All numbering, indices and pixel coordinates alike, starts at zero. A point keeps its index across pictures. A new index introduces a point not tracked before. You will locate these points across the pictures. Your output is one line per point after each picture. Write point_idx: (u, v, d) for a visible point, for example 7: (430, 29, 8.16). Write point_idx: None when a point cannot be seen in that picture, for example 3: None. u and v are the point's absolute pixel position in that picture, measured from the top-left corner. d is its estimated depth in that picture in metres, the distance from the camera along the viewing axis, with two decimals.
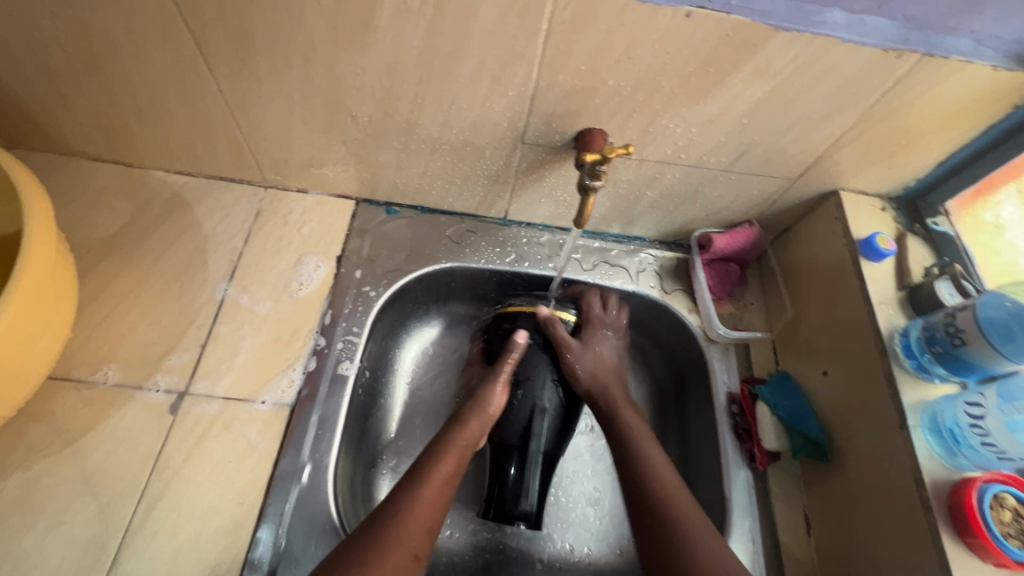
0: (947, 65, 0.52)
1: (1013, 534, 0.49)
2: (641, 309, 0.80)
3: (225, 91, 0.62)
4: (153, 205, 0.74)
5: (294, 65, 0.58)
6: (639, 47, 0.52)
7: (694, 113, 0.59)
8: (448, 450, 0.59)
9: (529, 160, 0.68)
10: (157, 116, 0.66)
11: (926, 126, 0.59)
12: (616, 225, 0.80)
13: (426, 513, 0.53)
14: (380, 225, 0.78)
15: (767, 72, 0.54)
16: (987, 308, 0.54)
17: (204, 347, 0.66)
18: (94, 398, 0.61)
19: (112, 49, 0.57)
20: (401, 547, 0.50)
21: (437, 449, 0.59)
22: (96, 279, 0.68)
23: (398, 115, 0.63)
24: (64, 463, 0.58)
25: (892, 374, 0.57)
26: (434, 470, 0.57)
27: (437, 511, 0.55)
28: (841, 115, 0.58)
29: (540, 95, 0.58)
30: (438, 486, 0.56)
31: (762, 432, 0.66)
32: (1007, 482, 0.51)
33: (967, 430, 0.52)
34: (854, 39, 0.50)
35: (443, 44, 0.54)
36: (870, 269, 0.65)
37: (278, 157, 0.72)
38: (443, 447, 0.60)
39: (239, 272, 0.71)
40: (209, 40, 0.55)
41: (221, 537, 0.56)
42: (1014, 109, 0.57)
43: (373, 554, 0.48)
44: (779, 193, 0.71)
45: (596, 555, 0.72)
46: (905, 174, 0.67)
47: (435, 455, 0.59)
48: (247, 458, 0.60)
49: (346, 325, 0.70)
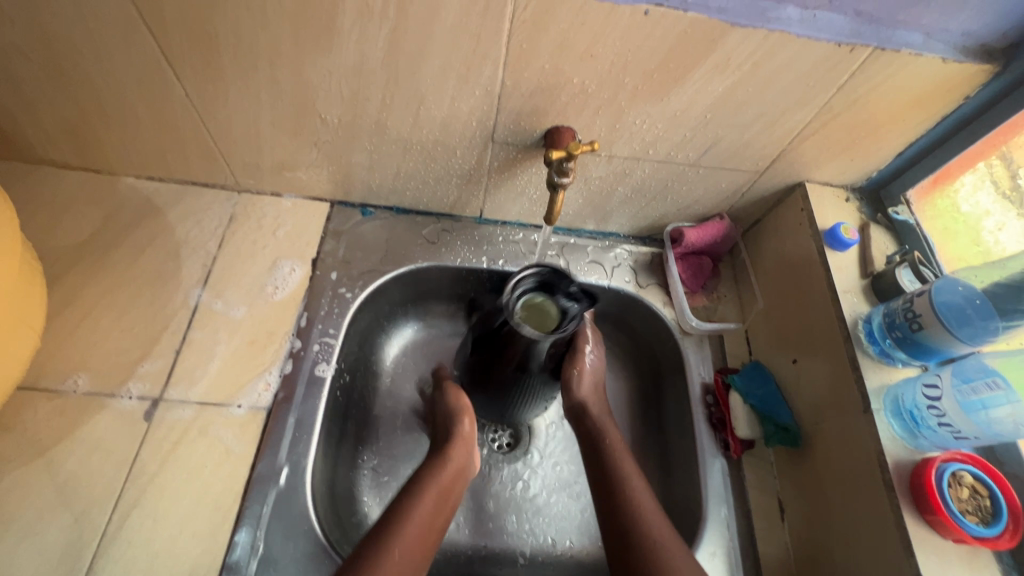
0: (898, 58, 0.53)
1: (970, 510, 0.51)
2: (618, 304, 0.81)
3: (192, 95, 0.61)
4: (124, 211, 0.73)
5: (261, 69, 0.58)
6: (600, 45, 0.53)
7: (658, 109, 0.60)
8: (429, 486, 0.58)
9: (501, 159, 0.69)
10: (124, 121, 0.65)
11: (883, 117, 0.61)
12: (590, 221, 0.81)
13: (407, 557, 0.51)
14: (355, 227, 0.78)
15: (727, 67, 0.55)
16: (942, 292, 0.56)
17: (178, 352, 0.66)
18: (65, 407, 0.61)
19: (75, 54, 0.57)
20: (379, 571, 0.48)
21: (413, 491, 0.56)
22: (66, 287, 0.67)
23: (367, 116, 0.63)
24: (36, 474, 0.57)
25: (856, 359, 0.59)
26: (412, 513, 0.54)
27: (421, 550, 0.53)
28: (801, 108, 0.59)
29: (507, 94, 0.59)
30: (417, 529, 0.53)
31: (735, 421, 0.68)
32: (965, 461, 0.53)
33: (925, 411, 0.53)
34: (808, 34, 0.51)
35: (407, 45, 0.54)
36: (835, 259, 0.67)
37: (250, 161, 0.72)
38: (422, 484, 0.58)
39: (213, 277, 0.71)
40: (173, 44, 0.55)
41: (197, 541, 0.56)
42: (966, 99, 0.59)
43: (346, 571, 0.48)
44: (747, 186, 0.72)
45: (577, 548, 0.73)
46: (867, 165, 0.69)
47: (415, 492, 0.57)
48: (223, 463, 0.60)
49: (322, 327, 0.70)
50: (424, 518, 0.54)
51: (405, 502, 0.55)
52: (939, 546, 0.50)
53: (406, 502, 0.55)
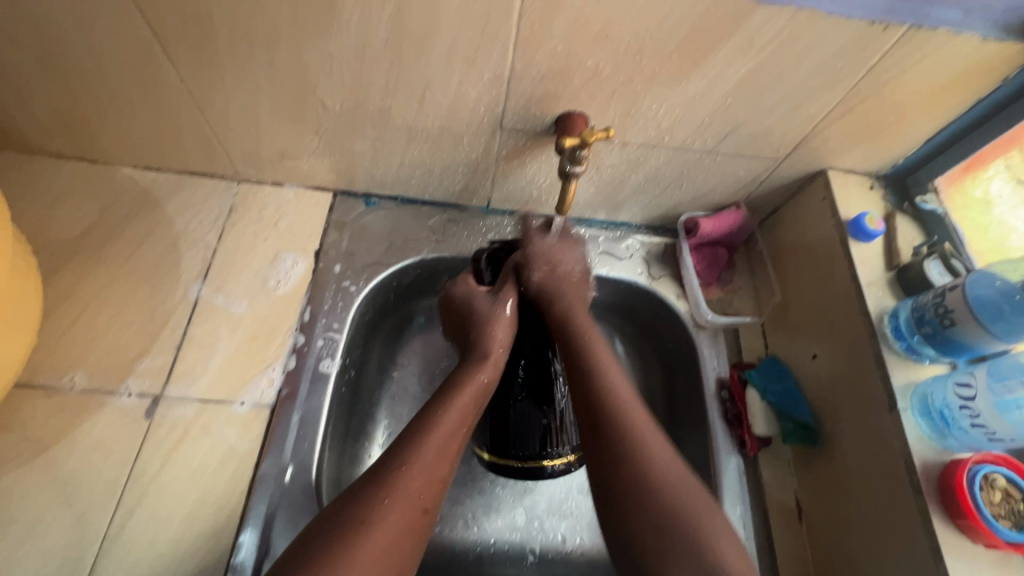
0: (935, 37, 0.50)
1: (1003, 515, 0.49)
2: (629, 296, 0.79)
3: (187, 81, 0.59)
4: (120, 203, 0.71)
5: (258, 52, 0.55)
6: (616, 25, 0.50)
7: (676, 94, 0.57)
8: (466, 387, 0.54)
9: (509, 147, 0.66)
10: (118, 109, 0.63)
11: (914, 101, 0.57)
12: (602, 211, 0.78)
13: (421, 485, 0.46)
14: (359, 218, 0.76)
15: (751, 48, 0.52)
16: (976, 286, 0.53)
17: (179, 348, 0.64)
18: (65, 405, 0.59)
19: (63, 37, 0.54)
20: (406, 501, 0.45)
21: (444, 397, 0.53)
22: (63, 282, 0.66)
23: (370, 102, 0.60)
24: (35, 474, 0.56)
25: (881, 357, 0.57)
26: (441, 420, 0.51)
27: (451, 457, 0.50)
28: (828, 92, 0.56)
29: (517, 78, 0.56)
30: (449, 433, 0.50)
31: (752, 418, 0.65)
32: (997, 463, 0.51)
33: (957, 412, 0.51)
34: (839, 12, 0.48)
35: (412, 27, 0.51)
36: (859, 250, 0.64)
37: (249, 150, 0.69)
38: (456, 388, 0.54)
39: (213, 271, 0.69)
40: (166, 26, 0.52)
41: (202, 542, 0.55)
42: (1004, 82, 0.55)
43: (373, 510, 0.43)
44: (766, 173, 0.69)
45: (588, 545, 0.71)
46: (893, 151, 0.66)
47: (450, 396, 0.53)
48: (227, 462, 0.59)
49: (325, 322, 0.68)
50: (458, 424, 0.51)
51: (436, 405, 0.52)
52: (969, 551, 0.49)
53: (441, 406, 0.52)
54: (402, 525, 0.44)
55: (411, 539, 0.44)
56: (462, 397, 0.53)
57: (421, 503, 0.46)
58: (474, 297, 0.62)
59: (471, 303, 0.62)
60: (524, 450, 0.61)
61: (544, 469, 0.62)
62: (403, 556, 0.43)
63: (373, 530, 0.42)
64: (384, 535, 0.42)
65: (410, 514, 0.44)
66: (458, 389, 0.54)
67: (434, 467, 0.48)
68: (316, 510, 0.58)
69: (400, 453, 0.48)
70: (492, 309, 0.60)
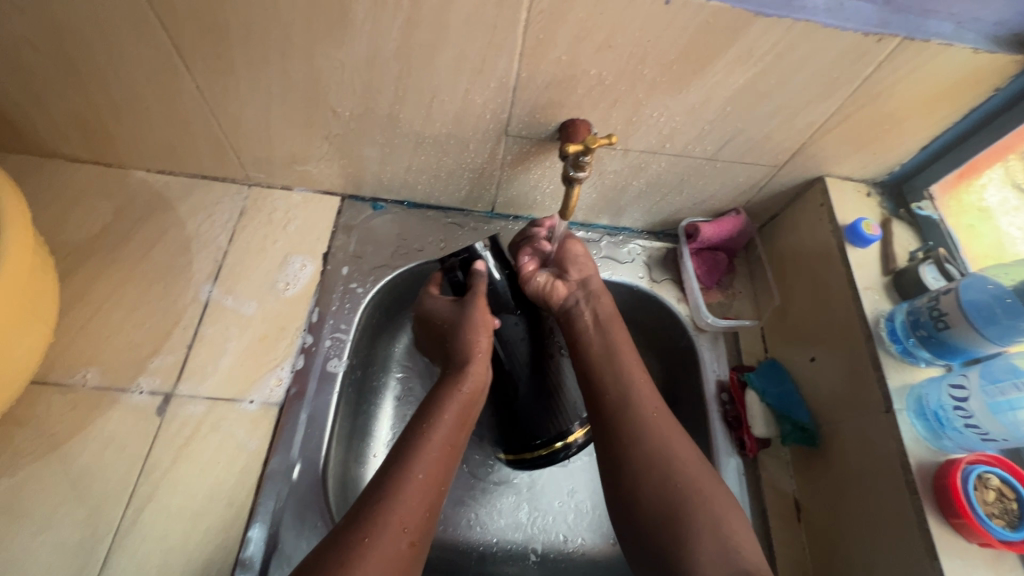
0: (928, 48, 0.52)
1: (997, 514, 0.50)
2: (630, 300, 0.80)
3: (203, 87, 0.61)
4: (134, 205, 0.73)
5: (272, 60, 0.57)
6: (618, 36, 0.52)
7: (677, 102, 0.59)
8: (447, 405, 0.56)
9: (514, 152, 0.68)
10: (135, 114, 0.65)
11: (907, 110, 0.59)
12: (604, 216, 0.80)
13: (408, 511, 0.48)
14: (366, 221, 0.78)
15: (749, 58, 0.53)
16: (970, 290, 0.54)
17: (190, 347, 0.65)
18: (78, 401, 0.61)
19: (84, 45, 0.56)
20: (395, 530, 0.46)
21: (428, 419, 0.54)
22: (78, 282, 0.67)
23: (380, 109, 0.62)
24: (50, 468, 0.57)
25: (878, 359, 0.58)
26: (425, 448, 0.52)
27: (437, 487, 0.51)
28: (824, 101, 0.58)
29: (522, 86, 0.58)
30: (434, 458, 0.52)
31: (752, 419, 0.67)
32: (991, 463, 0.52)
33: (951, 412, 0.52)
34: (833, 24, 0.50)
35: (421, 36, 0.53)
36: (856, 255, 0.65)
37: (260, 155, 0.71)
38: (436, 410, 0.56)
39: (224, 273, 0.71)
40: (184, 35, 0.54)
41: (211, 537, 0.56)
42: (996, 92, 0.57)
43: (357, 548, 0.44)
44: (766, 179, 0.71)
45: (589, 545, 0.72)
46: (890, 159, 0.67)
47: (432, 418, 0.55)
48: (236, 459, 0.60)
49: (333, 323, 0.70)
50: (441, 449, 0.53)
51: (420, 429, 0.54)
52: (964, 550, 0.49)
53: (424, 425, 0.54)
54: (392, 551, 0.45)
55: (403, 565, 0.45)
56: (442, 422, 0.55)
57: (407, 536, 0.46)
58: (443, 310, 0.65)
59: (441, 315, 0.65)
60: (531, 441, 0.64)
61: (558, 453, 0.64)
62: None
63: (363, 565, 0.43)
64: (376, 564, 0.43)
65: (398, 546, 0.45)
66: (440, 406, 0.56)
67: (423, 495, 0.49)
68: (324, 515, 0.59)
69: (387, 484, 0.49)
70: (464, 312, 0.63)
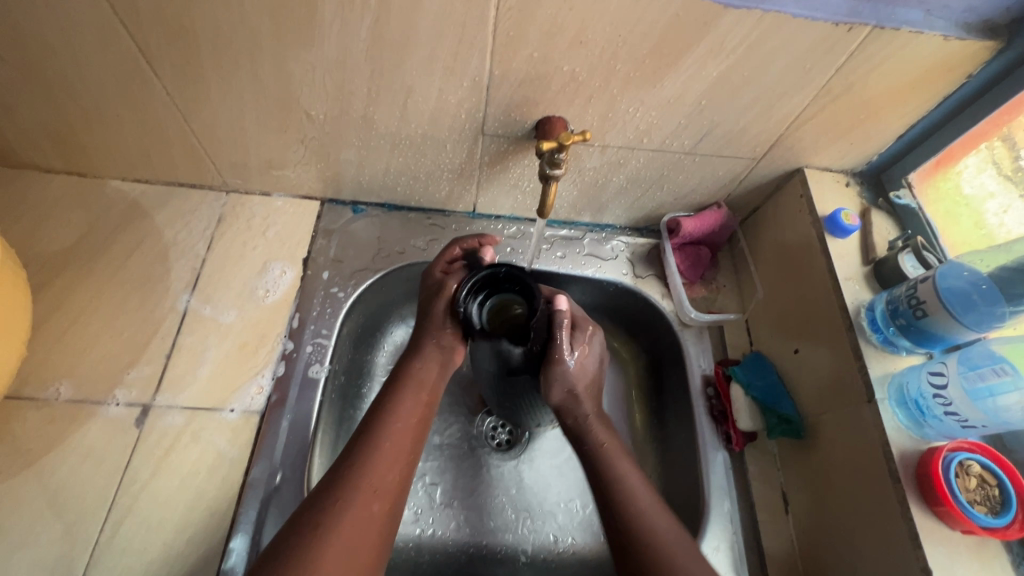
0: (898, 37, 0.52)
1: (979, 501, 0.50)
2: (615, 297, 0.80)
3: (173, 94, 0.60)
4: (109, 215, 0.72)
5: (242, 65, 0.56)
6: (589, 31, 0.51)
7: (652, 97, 0.58)
8: (409, 385, 0.57)
9: (491, 152, 0.67)
10: (106, 123, 0.64)
11: (883, 99, 0.59)
12: (586, 214, 0.79)
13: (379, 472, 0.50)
14: (347, 225, 0.77)
15: (721, 51, 0.53)
16: (946, 278, 0.54)
17: (169, 357, 0.65)
18: (55, 415, 0.60)
19: (49, 52, 0.55)
20: (368, 499, 0.48)
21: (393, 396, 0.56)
22: (53, 294, 0.66)
23: (354, 111, 0.62)
24: (26, 484, 0.56)
25: (859, 348, 0.58)
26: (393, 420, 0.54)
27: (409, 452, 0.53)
28: (799, 92, 0.58)
29: (495, 85, 0.57)
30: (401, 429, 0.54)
31: (736, 413, 0.66)
32: (972, 450, 0.52)
33: (931, 400, 0.52)
34: (804, 15, 0.49)
35: (390, 36, 0.52)
36: (836, 245, 0.65)
37: (236, 160, 0.70)
38: (387, 413, 0.54)
39: (202, 282, 0.70)
40: (150, 41, 0.54)
41: (193, 548, 0.56)
42: (968, 78, 0.57)
43: (329, 516, 0.46)
44: (745, 173, 0.71)
45: (580, 545, 0.72)
46: (867, 148, 0.67)
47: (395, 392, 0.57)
48: (217, 468, 0.59)
49: (314, 328, 0.69)
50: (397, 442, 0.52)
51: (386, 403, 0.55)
52: (947, 538, 0.49)
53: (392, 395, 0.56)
54: (361, 517, 0.47)
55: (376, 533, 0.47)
56: (395, 418, 0.54)
57: (379, 500, 0.48)
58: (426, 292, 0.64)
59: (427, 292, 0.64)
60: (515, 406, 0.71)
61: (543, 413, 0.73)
62: (372, 550, 0.46)
63: (336, 531, 0.45)
64: (345, 534, 0.45)
65: (370, 510, 0.47)
66: (400, 388, 0.57)
67: (392, 463, 0.51)
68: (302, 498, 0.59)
69: (336, 483, 0.48)
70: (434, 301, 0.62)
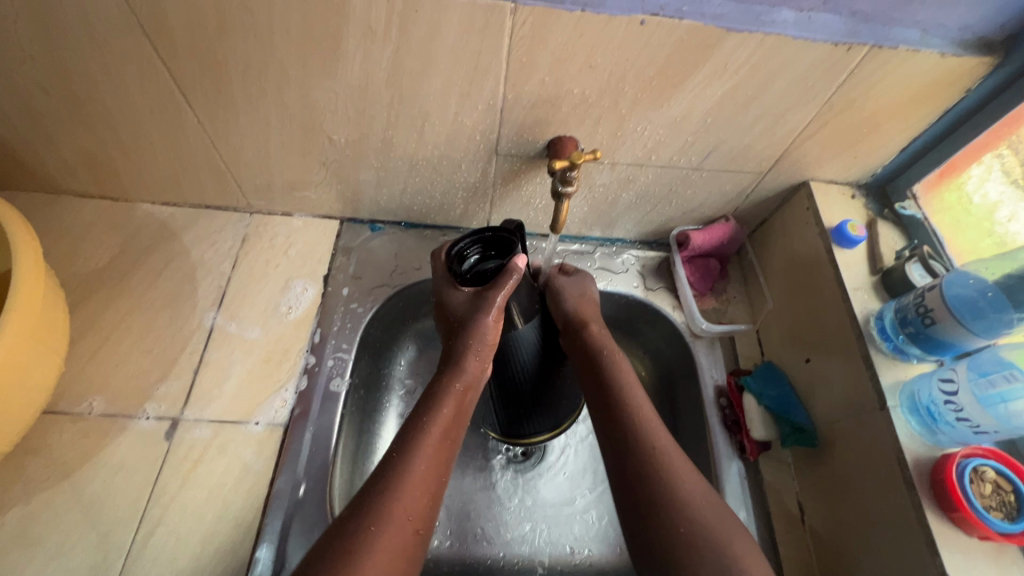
0: (896, 55, 0.54)
1: (994, 506, 0.51)
2: (626, 309, 0.82)
3: (203, 121, 0.63)
4: (140, 237, 0.75)
5: (269, 94, 0.59)
6: (598, 56, 0.54)
7: (659, 116, 0.61)
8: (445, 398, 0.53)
9: (504, 171, 0.70)
10: (139, 149, 0.67)
11: (885, 114, 0.61)
12: (596, 228, 0.81)
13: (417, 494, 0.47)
14: (365, 243, 0.80)
15: (725, 71, 0.55)
16: (953, 286, 0.55)
17: (196, 373, 0.67)
18: (89, 429, 0.62)
19: (91, 84, 0.59)
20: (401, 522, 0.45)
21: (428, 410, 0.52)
22: (87, 313, 0.69)
23: (373, 134, 0.64)
24: (62, 496, 0.58)
25: (870, 357, 0.59)
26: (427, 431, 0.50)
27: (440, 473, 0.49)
28: (802, 108, 0.60)
29: (509, 107, 0.60)
30: (437, 445, 0.50)
31: (750, 422, 0.67)
32: (986, 456, 0.53)
33: (943, 407, 0.53)
34: (804, 36, 0.52)
35: (409, 64, 0.56)
36: (843, 256, 0.66)
37: (260, 183, 0.73)
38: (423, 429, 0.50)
39: (228, 299, 0.73)
40: (185, 74, 0.57)
41: (221, 557, 0.57)
42: (968, 92, 0.59)
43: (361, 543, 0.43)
44: (751, 187, 0.73)
45: (597, 556, 0.72)
46: (872, 161, 0.69)
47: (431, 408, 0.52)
48: (243, 479, 0.61)
49: (335, 342, 0.71)
50: (421, 491, 0.47)
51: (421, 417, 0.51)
52: (964, 544, 0.50)
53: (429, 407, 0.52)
54: (396, 543, 0.44)
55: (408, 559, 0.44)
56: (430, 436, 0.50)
57: (412, 524, 0.45)
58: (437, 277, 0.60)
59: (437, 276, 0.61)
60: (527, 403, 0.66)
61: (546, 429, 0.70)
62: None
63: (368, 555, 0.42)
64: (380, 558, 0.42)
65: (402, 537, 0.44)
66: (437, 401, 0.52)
67: (423, 486, 0.47)
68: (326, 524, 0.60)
69: (364, 507, 0.45)
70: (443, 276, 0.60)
